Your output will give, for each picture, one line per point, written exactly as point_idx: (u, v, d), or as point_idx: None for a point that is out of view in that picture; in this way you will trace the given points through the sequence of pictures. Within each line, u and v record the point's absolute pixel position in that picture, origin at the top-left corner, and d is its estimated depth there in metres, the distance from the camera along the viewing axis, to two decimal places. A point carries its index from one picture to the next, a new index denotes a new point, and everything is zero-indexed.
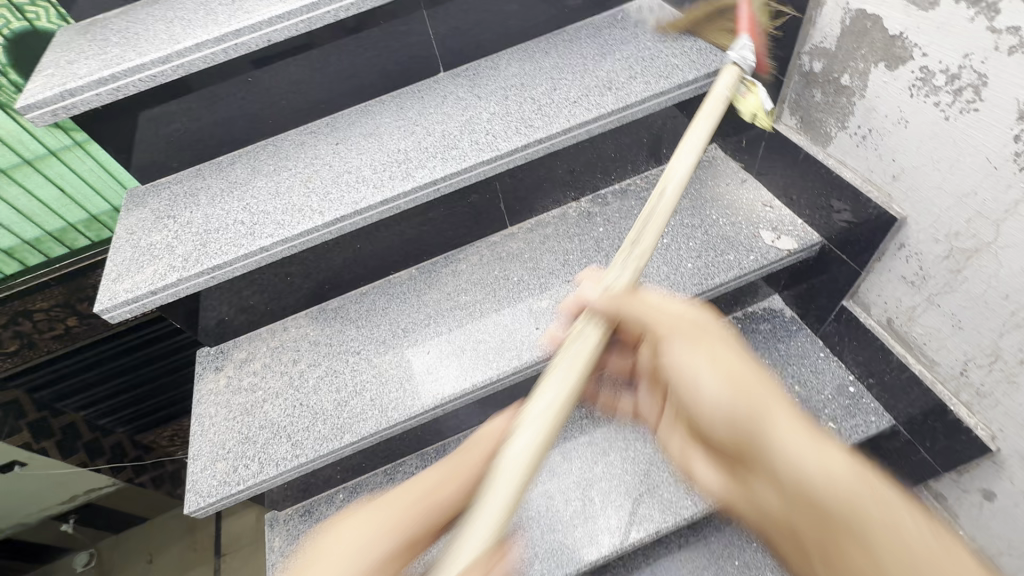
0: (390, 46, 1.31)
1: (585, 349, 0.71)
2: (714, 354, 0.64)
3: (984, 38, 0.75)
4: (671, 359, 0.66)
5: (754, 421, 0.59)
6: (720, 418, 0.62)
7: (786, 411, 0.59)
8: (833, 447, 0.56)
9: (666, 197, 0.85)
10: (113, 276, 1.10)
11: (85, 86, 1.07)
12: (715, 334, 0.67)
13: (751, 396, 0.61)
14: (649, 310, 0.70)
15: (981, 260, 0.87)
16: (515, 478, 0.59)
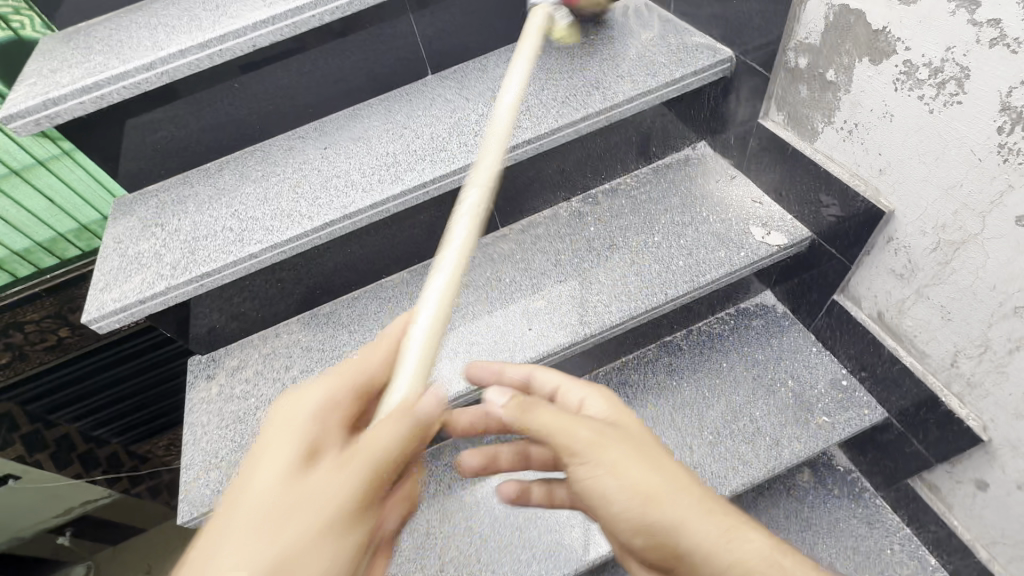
0: (377, 49, 1.31)
1: (453, 260, 0.71)
2: (629, 473, 0.68)
3: (966, 30, 0.75)
4: (588, 475, 0.69)
5: (672, 531, 0.66)
6: (642, 532, 0.68)
7: (697, 511, 0.66)
8: (739, 540, 0.64)
9: (497, 126, 0.85)
10: (100, 286, 1.09)
11: (69, 95, 1.06)
12: (622, 447, 0.70)
13: (663, 497, 0.67)
14: (559, 432, 0.70)
15: (968, 251, 0.87)
16: (412, 379, 0.65)
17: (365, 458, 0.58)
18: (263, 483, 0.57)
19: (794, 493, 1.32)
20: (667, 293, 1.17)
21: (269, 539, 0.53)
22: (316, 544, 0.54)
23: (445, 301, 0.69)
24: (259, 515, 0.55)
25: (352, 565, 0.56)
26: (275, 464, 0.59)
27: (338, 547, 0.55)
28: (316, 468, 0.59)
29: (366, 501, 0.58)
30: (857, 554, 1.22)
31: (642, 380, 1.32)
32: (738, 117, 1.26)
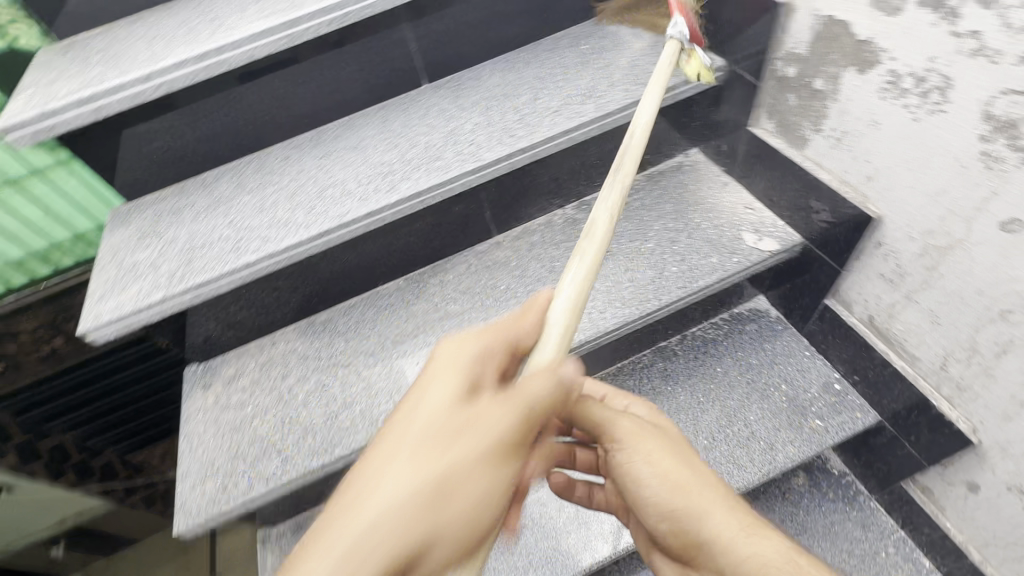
0: (373, 59, 1.32)
1: (588, 262, 0.83)
2: (662, 463, 0.77)
3: (948, 42, 0.77)
4: (626, 462, 0.78)
5: (695, 520, 0.75)
6: (668, 519, 0.77)
7: (720, 506, 0.75)
8: (755, 536, 0.72)
9: (618, 175, 0.93)
10: (96, 296, 1.09)
11: (66, 107, 1.07)
12: (659, 441, 0.80)
13: (691, 488, 0.76)
14: (607, 423, 0.81)
15: (955, 256, 0.89)
16: (553, 349, 0.74)
17: (509, 412, 0.64)
18: (425, 412, 0.65)
19: (789, 497, 1.32)
20: (661, 299, 1.18)
21: (426, 461, 0.61)
22: (467, 481, 0.61)
23: (580, 292, 0.79)
24: (421, 441, 0.62)
25: (499, 499, 0.63)
26: (436, 397, 0.66)
27: (482, 486, 0.61)
28: (469, 410, 0.65)
29: (508, 454, 0.64)
30: (852, 557, 1.23)
31: (638, 386, 1.33)
32: (729, 124, 1.27)
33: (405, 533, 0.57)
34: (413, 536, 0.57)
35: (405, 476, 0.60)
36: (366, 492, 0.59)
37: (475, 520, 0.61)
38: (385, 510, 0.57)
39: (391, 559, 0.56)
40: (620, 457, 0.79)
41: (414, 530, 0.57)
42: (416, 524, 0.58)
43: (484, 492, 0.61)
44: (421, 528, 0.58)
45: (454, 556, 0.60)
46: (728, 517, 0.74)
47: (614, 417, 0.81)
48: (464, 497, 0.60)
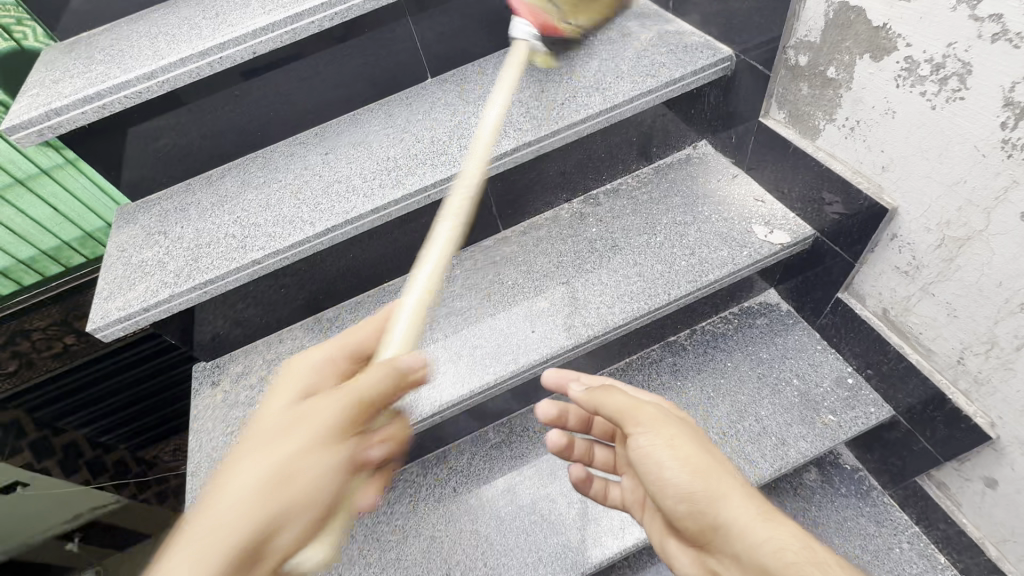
0: (377, 53, 1.31)
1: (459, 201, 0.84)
2: (680, 446, 0.76)
3: (968, 26, 0.75)
4: (644, 444, 0.78)
5: (713, 502, 0.71)
6: (686, 500, 0.73)
7: (737, 492, 0.71)
8: (772, 522, 0.68)
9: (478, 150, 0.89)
10: (104, 294, 1.09)
11: (71, 105, 1.07)
12: (677, 428, 0.79)
13: (712, 472, 0.74)
14: (627, 409, 0.83)
15: (973, 248, 0.86)
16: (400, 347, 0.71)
17: (377, 377, 0.63)
18: (262, 417, 0.65)
19: (801, 492, 1.31)
20: (670, 293, 1.16)
21: (271, 448, 0.60)
22: (312, 455, 0.60)
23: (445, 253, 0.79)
24: (270, 434, 0.62)
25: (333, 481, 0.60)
26: (275, 403, 0.67)
27: (324, 462, 0.60)
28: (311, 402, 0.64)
29: (353, 428, 0.63)
30: (866, 554, 1.21)
31: (647, 381, 1.31)
32: (739, 115, 1.25)
33: (250, 509, 0.56)
34: (268, 508, 0.57)
35: (283, 453, 0.59)
36: (232, 478, 0.59)
37: (320, 497, 0.59)
38: (235, 510, 0.56)
39: (230, 541, 0.54)
40: (634, 439, 0.79)
41: (254, 514, 0.56)
42: (275, 506, 0.57)
43: (325, 472, 0.60)
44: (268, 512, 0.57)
45: (306, 531, 0.59)
46: (745, 500, 0.71)
47: (629, 401, 0.84)
48: (314, 477, 0.59)
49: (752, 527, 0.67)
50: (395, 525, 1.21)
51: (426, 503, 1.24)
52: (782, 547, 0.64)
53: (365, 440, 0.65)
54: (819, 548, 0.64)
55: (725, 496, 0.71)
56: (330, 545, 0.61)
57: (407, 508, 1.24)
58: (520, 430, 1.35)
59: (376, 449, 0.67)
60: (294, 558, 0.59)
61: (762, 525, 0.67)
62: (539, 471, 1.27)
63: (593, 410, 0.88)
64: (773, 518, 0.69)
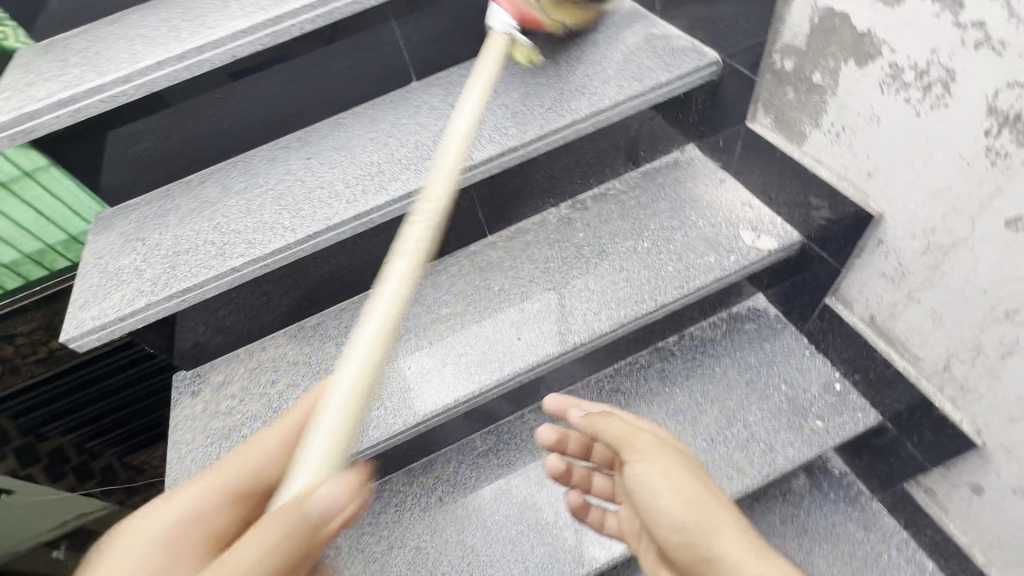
0: (361, 56, 1.29)
1: (403, 267, 0.76)
2: (675, 476, 0.77)
3: (951, 33, 0.74)
4: (641, 472, 0.79)
5: (706, 533, 0.72)
6: (679, 531, 0.74)
7: (730, 525, 0.71)
8: (765, 559, 0.67)
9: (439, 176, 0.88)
10: (80, 303, 1.06)
11: (44, 109, 1.04)
12: (673, 457, 0.81)
13: (705, 503, 0.75)
14: (626, 436, 0.84)
15: (958, 255, 0.86)
16: (312, 471, 0.60)
17: (276, 532, 0.54)
18: None
19: (790, 498, 1.30)
20: (657, 300, 1.15)
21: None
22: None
23: (381, 338, 0.69)
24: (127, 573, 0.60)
25: None
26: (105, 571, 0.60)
27: None
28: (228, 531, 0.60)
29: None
30: (854, 560, 1.21)
31: (635, 388, 1.30)
32: (726, 120, 1.25)
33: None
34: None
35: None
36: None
37: None
38: None
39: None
40: (631, 467, 0.81)
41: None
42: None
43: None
44: None
45: None
46: (738, 533, 0.71)
47: (628, 429, 0.85)
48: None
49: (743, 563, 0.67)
50: (380, 536, 1.19)
51: (412, 512, 1.22)
52: None
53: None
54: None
55: (719, 529, 0.71)
56: None
57: (392, 518, 1.22)
58: (507, 437, 1.33)
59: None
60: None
61: (754, 561, 0.67)
62: (527, 480, 1.25)
63: (593, 436, 0.90)
64: (766, 552, 0.69)
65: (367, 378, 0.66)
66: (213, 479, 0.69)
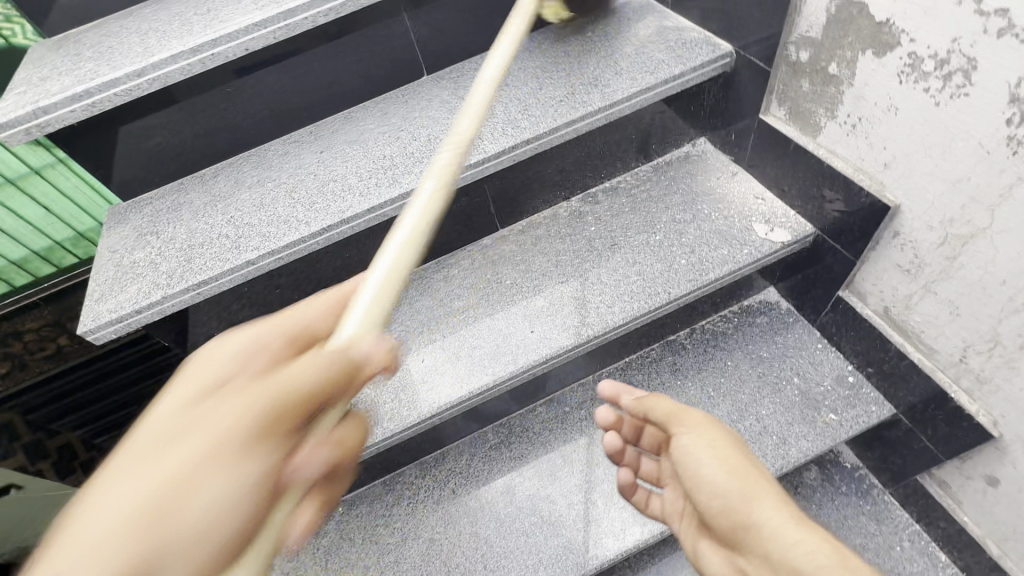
0: (372, 50, 1.29)
1: (431, 192, 0.69)
2: (721, 448, 0.79)
3: (973, 21, 0.74)
4: (688, 442, 0.81)
5: (747, 503, 0.72)
6: (719, 497, 0.75)
7: (771, 496, 0.71)
8: (807, 527, 0.67)
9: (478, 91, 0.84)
10: (96, 296, 1.07)
11: (59, 103, 1.05)
12: (720, 433, 0.83)
13: (750, 472, 0.75)
14: (674, 412, 0.87)
15: (976, 246, 0.86)
16: (362, 324, 0.56)
17: (312, 368, 0.50)
18: (149, 423, 0.49)
19: (802, 491, 1.30)
20: (670, 292, 1.15)
21: (156, 457, 0.46)
22: (216, 462, 0.45)
23: (412, 248, 0.64)
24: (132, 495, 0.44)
25: (237, 504, 0.46)
26: (166, 403, 0.50)
27: (228, 488, 0.45)
28: (223, 394, 0.50)
29: (279, 429, 0.49)
30: (866, 552, 1.21)
31: (647, 381, 1.30)
32: (739, 112, 1.24)
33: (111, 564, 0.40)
34: (134, 558, 0.41)
35: (178, 457, 0.45)
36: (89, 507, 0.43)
37: (220, 529, 0.45)
38: (103, 531, 0.41)
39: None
40: (677, 440, 0.84)
41: (124, 556, 0.41)
42: (189, 555, 0.44)
43: (230, 489, 0.46)
44: (142, 546, 0.42)
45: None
46: (778, 502, 0.71)
47: (679, 404, 0.88)
48: (214, 500, 0.45)
49: (785, 532, 0.66)
50: (393, 528, 1.20)
51: (425, 505, 1.23)
52: (813, 549, 0.62)
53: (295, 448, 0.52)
54: (853, 556, 0.62)
55: (759, 497, 0.72)
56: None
57: (405, 510, 1.23)
58: (519, 431, 1.33)
59: (311, 462, 0.52)
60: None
61: (796, 527, 0.67)
62: (539, 472, 1.25)
63: (643, 415, 0.94)
64: (805, 520, 0.68)
65: (392, 288, 0.60)
66: (268, 322, 0.58)
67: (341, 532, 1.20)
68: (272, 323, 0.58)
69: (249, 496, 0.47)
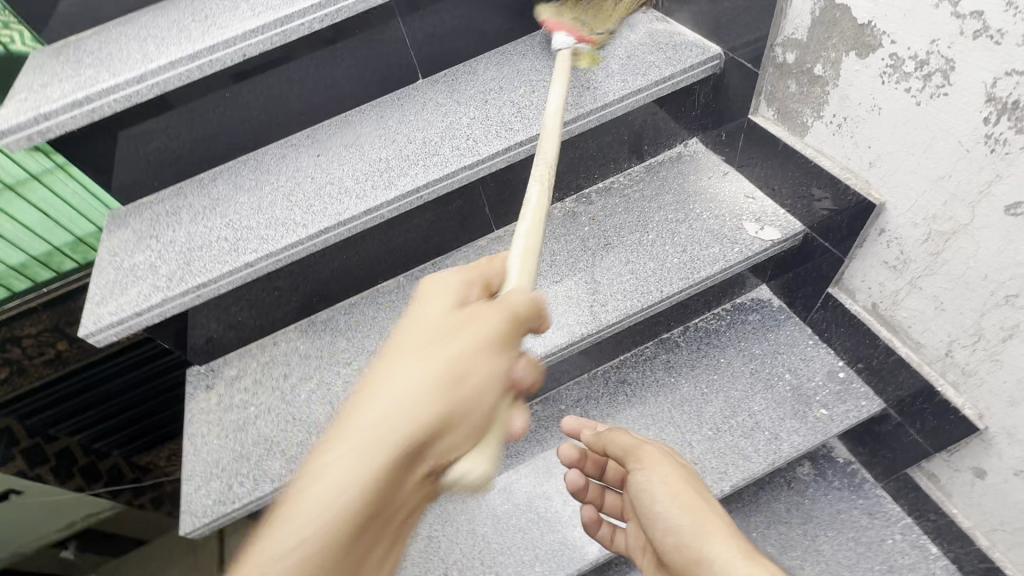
0: (367, 55, 1.31)
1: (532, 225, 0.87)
2: (673, 483, 0.81)
3: (950, 23, 0.76)
4: (645, 479, 0.83)
5: (699, 537, 0.74)
6: (673, 533, 0.77)
7: (722, 530, 0.74)
8: (754, 560, 0.70)
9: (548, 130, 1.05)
10: (97, 299, 1.09)
11: (59, 109, 1.07)
12: (674, 468, 0.85)
13: (700, 507, 0.78)
14: (632, 445, 0.89)
15: (959, 241, 0.88)
16: (523, 273, 0.80)
17: (486, 315, 0.62)
18: (417, 323, 0.64)
19: (795, 486, 1.32)
20: (663, 291, 1.17)
21: (431, 350, 0.59)
22: (473, 359, 0.58)
23: (533, 232, 0.87)
24: (420, 332, 0.62)
25: (487, 395, 0.58)
26: (427, 310, 0.65)
27: (486, 367, 0.59)
28: (456, 313, 0.64)
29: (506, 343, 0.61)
30: (858, 546, 1.22)
31: (642, 379, 1.33)
32: (730, 112, 1.26)
33: (421, 410, 0.53)
34: (424, 414, 0.53)
35: (410, 378, 0.55)
36: (382, 387, 0.55)
37: (478, 403, 0.58)
38: (389, 409, 0.53)
39: (405, 439, 0.52)
40: (633, 478, 0.85)
41: (425, 407, 0.54)
42: (443, 400, 0.55)
43: (489, 372, 0.59)
44: (440, 406, 0.54)
45: (462, 442, 0.57)
46: (728, 536, 0.74)
47: (635, 441, 0.90)
48: (482, 381, 0.58)
49: (740, 564, 0.69)
50: None
51: None
52: None
53: (516, 359, 0.62)
54: None
55: (709, 532, 0.75)
56: (486, 466, 0.59)
57: None
58: None
59: (524, 372, 0.63)
60: (454, 471, 0.58)
61: (750, 558, 0.69)
62: (535, 469, 1.27)
63: (603, 450, 0.95)
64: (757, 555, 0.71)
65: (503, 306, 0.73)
66: (465, 272, 0.72)
67: None
68: (472, 268, 0.73)
69: (522, 373, 0.63)
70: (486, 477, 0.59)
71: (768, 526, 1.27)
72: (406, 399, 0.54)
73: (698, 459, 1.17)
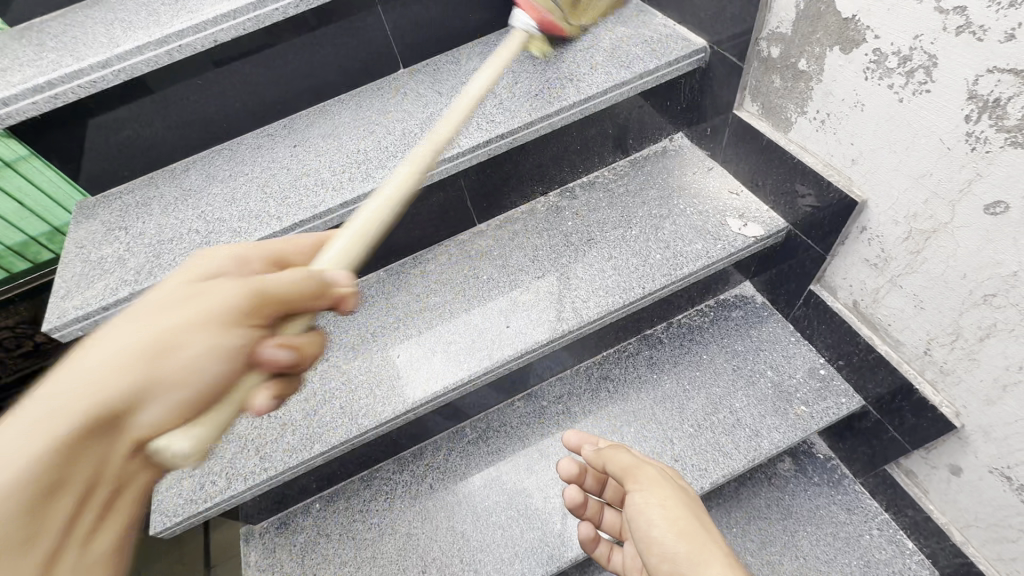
0: (348, 42, 1.27)
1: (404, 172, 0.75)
2: (672, 508, 0.80)
3: (933, 18, 0.75)
4: (642, 501, 0.82)
5: (694, 564, 0.72)
6: (668, 560, 0.75)
7: (718, 560, 0.71)
8: None
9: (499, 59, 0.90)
10: (62, 292, 1.05)
11: (20, 94, 1.02)
12: (672, 490, 0.84)
13: (697, 532, 0.76)
14: (631, 466, 0.88)
15: (939, 240, 0.87)
16: (342, 252, 0.66)
17: (288, 277, 0.56)
18: (167, 293, 0.56)
19: (775, 481, 1.32)
20: (645, 287, 1.16)
21: (189, 305, 0.53)
22: (196, 331, 0.51)
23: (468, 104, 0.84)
24: (166, 298, 0.55)
25: (231, 380, 0.54)
26: (224, 287, 0.54)
27: (209, 342, 0.51)
28: (212, 283, 0.56)
29: (258, 317, 0.55)
30: (836, 541, 1.23)
31: (625, 375, 1.32)
32: (714, 107, 1.25)
33: (209, 366, 0.52)
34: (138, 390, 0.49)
35: (194, 347, 0.51)
36: (175, 345, 0.51)
37: (198, 378, 0.51)
38: (185, 362, 0.51)
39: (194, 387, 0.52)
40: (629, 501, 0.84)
41: (120, 389, 0.48)
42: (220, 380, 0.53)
43: (212, 351, 0.51)
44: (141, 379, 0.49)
45: (175, 414, 0.51)
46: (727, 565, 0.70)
47: (634, 461, 0.89)
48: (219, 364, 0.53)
49: None
50: (370, 523, 1.20)
51: (402, 498, 1.23)
52: None
53: (268, 338, 0.56)
54: None
55: (706, 559, 0.71)
56: (201, 439, 0.53)
57: (383, 505, 1.23)
58: (497, 425, 1.32)
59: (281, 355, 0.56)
60: (159, 441, 0.51)
61: None
62: (516, 465, 1.25)
63: (602, 467, 0.94)
64: None
65: (377, 220, 0.70)
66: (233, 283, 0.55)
67: (318, 529, 1.20)
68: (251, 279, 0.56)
69: (275, 358, 0.55)
70: (195, 455, 0.52)
71: (749, 521, 1.28)
72: (191, 362, 0.51)
73: (679, 456, 1.16)
